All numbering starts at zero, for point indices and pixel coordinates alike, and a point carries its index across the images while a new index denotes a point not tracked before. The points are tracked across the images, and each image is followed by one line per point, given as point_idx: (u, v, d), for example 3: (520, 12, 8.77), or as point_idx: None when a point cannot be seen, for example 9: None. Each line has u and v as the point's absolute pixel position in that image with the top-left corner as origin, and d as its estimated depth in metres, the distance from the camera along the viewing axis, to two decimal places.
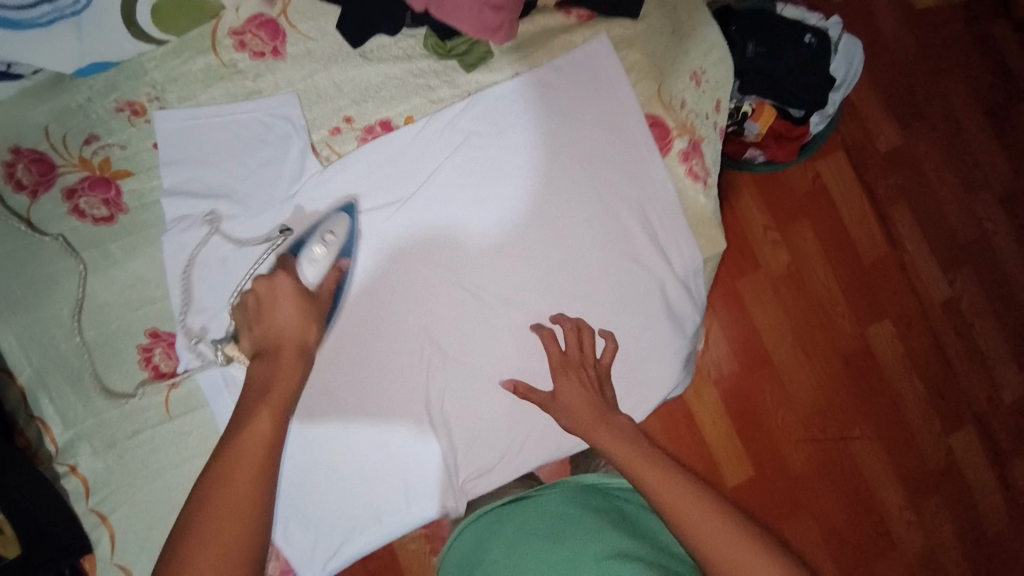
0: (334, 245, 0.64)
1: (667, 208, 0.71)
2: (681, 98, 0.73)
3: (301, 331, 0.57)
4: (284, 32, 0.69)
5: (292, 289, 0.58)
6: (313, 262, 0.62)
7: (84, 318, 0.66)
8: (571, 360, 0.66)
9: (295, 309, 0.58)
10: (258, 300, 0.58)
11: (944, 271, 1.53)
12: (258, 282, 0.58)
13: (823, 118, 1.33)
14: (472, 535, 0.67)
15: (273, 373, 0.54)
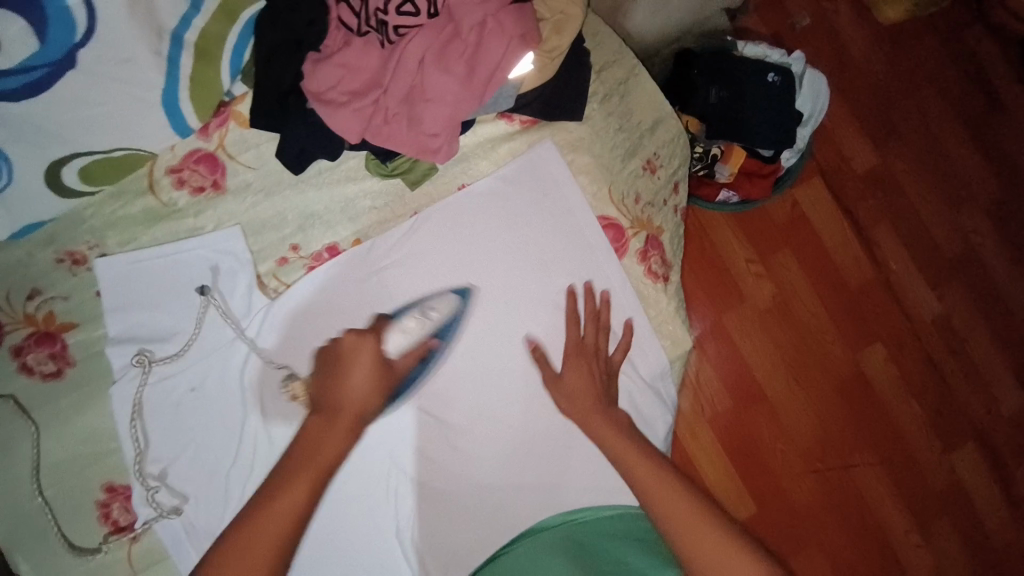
0: (428, 321, 0.67)
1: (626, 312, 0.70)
2: (635, 194, 0.72)
3: (367, 400, 0.59)
4: (223, 164, 0.67)
5: (372, 352, 0.60)
6: (404, 332, 0.65)
7: (44, 478, 0.64)
8: (587, 346, 0.68)
9: (367, 377, 0.59)
10: (340, 356, 0.60)
11: (932, 287, 1.48)
12: (348, 336, 0.61)
13: (793, 153, 1.32)
14: None
15: (328, 436, 0.57)
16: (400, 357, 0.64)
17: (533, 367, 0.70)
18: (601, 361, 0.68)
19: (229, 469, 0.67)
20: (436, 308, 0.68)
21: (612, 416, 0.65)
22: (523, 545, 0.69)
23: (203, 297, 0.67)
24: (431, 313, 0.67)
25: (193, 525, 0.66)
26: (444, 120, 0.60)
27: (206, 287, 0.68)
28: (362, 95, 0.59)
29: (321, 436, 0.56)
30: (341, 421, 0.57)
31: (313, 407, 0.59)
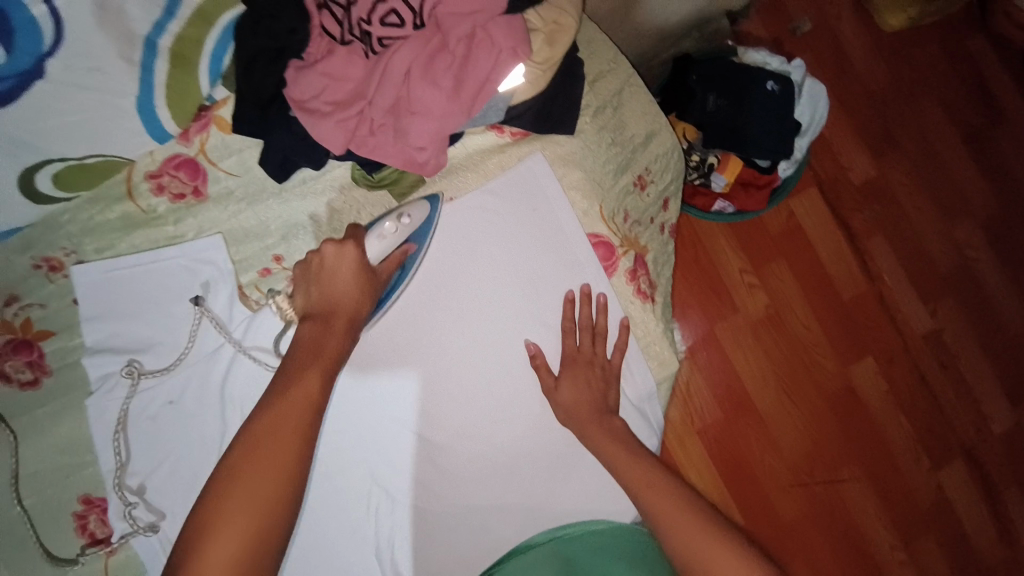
0: (407, 228, 0.63)
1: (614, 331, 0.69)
2: (625, 211, 0.71)
3: (358, 303, 0.59)
4: (205, 171, 0.65)
5: (354, 262, 0.59)
6: (382, 238, 0.61)
7: (23, 488, 0.62)
8: (583, 355, 0.68)
9: (353, 280, 0.59)
10: (321, 264, 0.59)
11: (926, 302, 1.48)
12: (325, 247, 0.59)
13: (791, 163, 1.30)
14: None
15: (325, 338, 0.57)
16: (381, 264, 0.62)
17: (517, 383, 0.70)
18: (598, 369, 0.68)
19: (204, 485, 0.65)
20: (410, 215, 0.63)
21: (606, 422, 0.66)
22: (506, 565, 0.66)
23: (197, 308, 0.65)
24: (405, 218, 0.62)
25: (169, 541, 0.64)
26: (431, 135, 0.59)
27: (199, 297, 0.65)
28: (346, 105, 0.58)
29: (320, 337, 0.57)
30: (336, 324, 0.58)
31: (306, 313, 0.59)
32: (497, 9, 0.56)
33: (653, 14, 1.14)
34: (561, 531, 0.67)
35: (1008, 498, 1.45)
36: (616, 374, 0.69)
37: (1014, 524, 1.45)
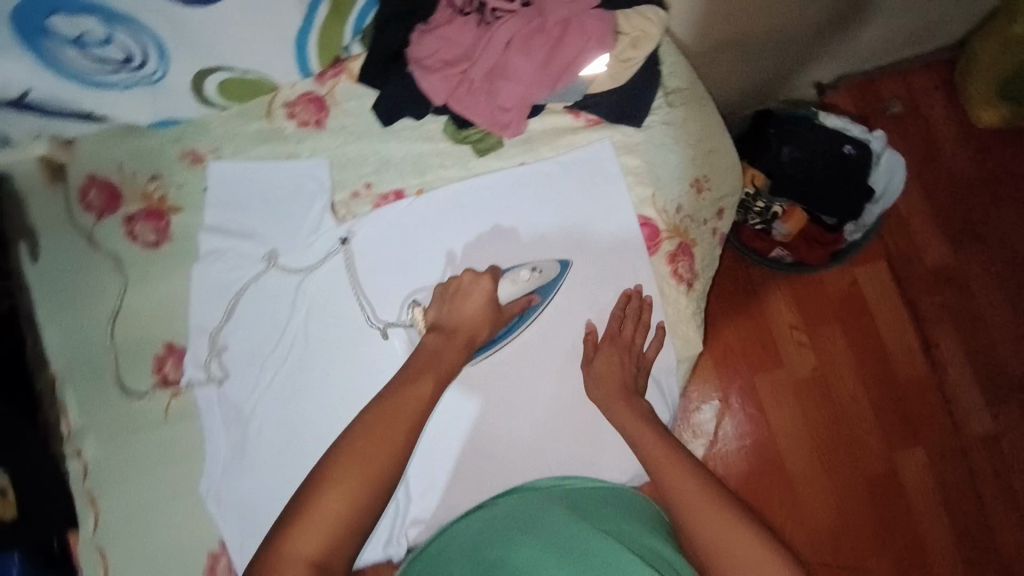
0: (535, 279, 0.73)
1: (645, 312, 0.74)
2: (677, 204, 0.77)
3: (475, 329, 0.68)
4: (329, 108, 0.79)
5: (486, 293, 0.69)
6: (512, 281, 0.73)
7: (117, 323, 0.77)
8: (621, 339, 0.73)
9: (480, 310, 0.69)
10: (456, 288, 0.69)
11: (988, 403, 1.39)
12: (466, 272, 0.70)
13: (859, 228, 1.33)
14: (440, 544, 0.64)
15: (442, 350, 0.66)
16: (506, 304, 0.72)
17: (545, 334, 0.76)
18: (632, 357, 0.72)
19: (268, 355, 0.76)
20: (541, 268, 0.74)
21: (634, 404, 0.69)
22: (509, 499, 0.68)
23: (342, 247, 0.77)
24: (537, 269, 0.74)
25: (226, 398, 0.75)
26: (518, 98, 0.71)
27: (345, 238, 0.78)
28: (452, 65, 0.69)
29: (439, 348, 0.66)
30: (455, 340, 0.67)
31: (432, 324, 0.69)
32: (590, 3, 0.67)
33: (755, 59, 1.19)
34: (564, 481, 0.71)
35: None
36: (648, 368, 0.73)
37: None
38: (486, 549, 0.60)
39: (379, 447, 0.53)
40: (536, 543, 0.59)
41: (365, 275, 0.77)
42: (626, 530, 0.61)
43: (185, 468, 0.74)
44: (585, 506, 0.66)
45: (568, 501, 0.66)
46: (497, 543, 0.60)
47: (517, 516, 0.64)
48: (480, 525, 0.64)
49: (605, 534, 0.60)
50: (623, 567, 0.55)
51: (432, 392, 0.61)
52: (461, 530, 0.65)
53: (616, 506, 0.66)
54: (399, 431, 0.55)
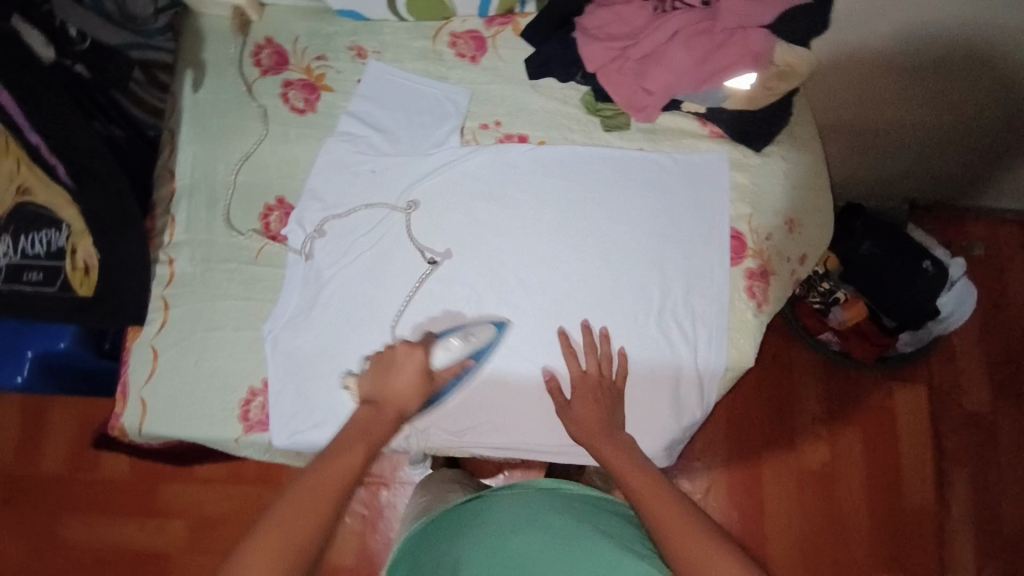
0: (470, 343, 0.76)
1: (601, 343, 0.77)
2: (768, 231, 0.81)
3: (408, 399, 0.70)
4: (488, 49, 0.87)
5: (419, 362, 0.72)
6: (447, 349, 0.75)
7: (244, 166, 0.85)
8: (591, 376, 0.76)
9: (410, 379, 0.71)
10: (391, 360, 0.72)
11: (982, 560, 1.34)
12: (399, 346, 0.73)
13: (914, 341, 1.34)
14: (444, 537, 0.70)
15: (374, 421, 0.67)
16: (442, 370, 0.75)
17: (610, 304, 0.80)
18: (605, 388, 0.75)
19: (355, 242, 0.82)
20: (474, 334, 0.77)
21: (615, 437, 0.71)
22: (507, 497, 0.72)
23: (430, 267, 0.81)
24: (470, 336, 0.77)
25: (313, 261, 0.81)
26: (662, 85, 0.77)
27: (435, 260, 0.82)
28: (616, 41, 0.77)
29: (370, 421, 0.67)
30: (386, 409, 0.69)
31: (367, 398, 0.70)
32: (760, 22, 0.73)
33: (868, 155, 1.19)
34: (561, 485, 0.75)
35: None
36: (620, 392, 0.76)
37: None
38: (484, 535, 0.66)
39: (287, 539, 0.53)
40: (525, 535, 0.64)
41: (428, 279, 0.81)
42: (614, 530, 0.66)
43: (256, 307, 0.80)
44: (582, 507, 0.71)
45: (560, 501, 0.71)
46: (493, 532, 0.66)
47: (511, 508, 0.69)
48: (481, 514, 0.70)
49: (596, 529, 0.65)
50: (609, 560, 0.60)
51: (364, 461, 0.62)
52: (463, 519, 0.71)
53: (608, 513, 0.71)
54: (322, 506, 0.56)
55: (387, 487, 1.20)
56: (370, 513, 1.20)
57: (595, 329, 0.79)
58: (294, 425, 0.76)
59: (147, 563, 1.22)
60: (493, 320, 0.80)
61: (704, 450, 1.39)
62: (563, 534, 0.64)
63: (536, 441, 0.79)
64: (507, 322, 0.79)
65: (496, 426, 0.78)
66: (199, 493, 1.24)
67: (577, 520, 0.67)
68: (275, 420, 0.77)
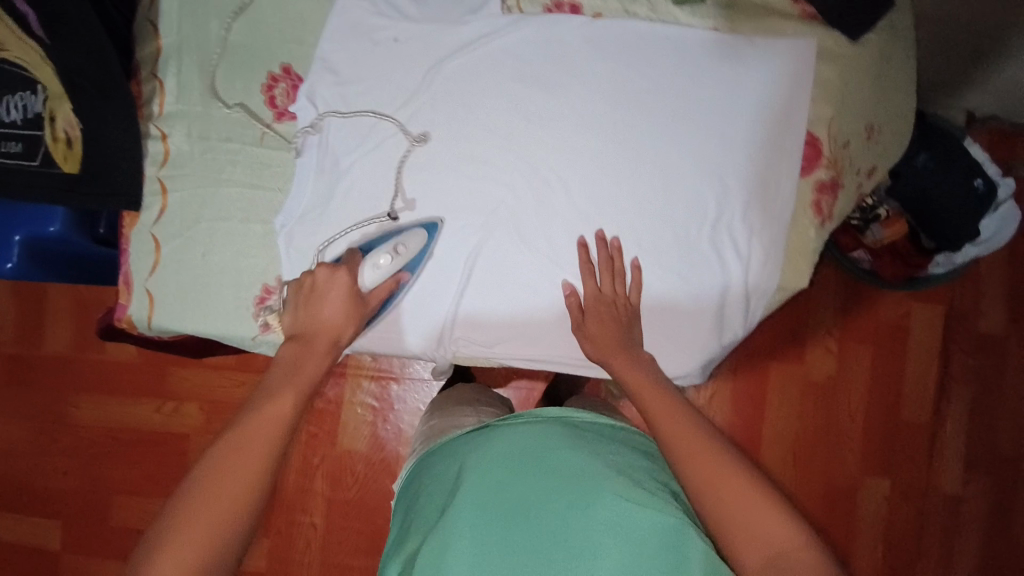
0: (400, 258, 0.68)
1: (615, 260, 0.70)
2: (847, 138, 0.71)
3: (341, 326, 0.63)
4: None
5: (344, 284, 0.64)
6: (374, 267, 0.66)
7: (239, 22, 0.71)
8: (604, 294, 0.69)
9: (340, 308, 0.63)
10: (313, 287, 0.63)
11: (966, 468, 1.40)
12: (319, 270, 0.64)
13: (947, 263, 1.26)
14: (448, 467, 0.67)
15: (304, 360, 0.59)
16: (372, 290, 0.67)
17: (659, 211, 0.71)
18: (616, 306, 0.68)
19: (374, 124, 0.71)
20: (403, 246, 0.68)
21: (631, 353, 0.65)
22: (514, 424, 0.67)
23: (388, 217, 0.70)
24: (399, 248, 0.68)
25: (326, 146, 0.71)
26: None
27: (397, 212, 0.71)
28: None
29: (300, 358, 0.59)
30: (315, 345, 0.61)
31: (290, 334, 0.62)
32: None
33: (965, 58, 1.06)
34: (568, 414, 0.71)
35: None
36: (636, 312, 0.69)
37: None
38: (481, 466, 0.62)
39: (217, 502, 0.48)
40: (523, 480, 0.60)
41: (455, 168, 0.71)
42: (625, 469, 0.61)
43: (265, 195, 0.71)
44: (590, 433, 0.67)
45: (566, 430, 0.67)
46: (499, 462, 0.62)
47: (510, 437, 0.65)
48: (486, 443, 0.65)
49: (605, 467, 0.61)
50: (618, 514, 0.55)
51: (294, 408, 0.55)
52: (466, 447, 0.68)
53: (621, 442, 0.68)
54: (252, 459, 0.50)
55: (395, 382, 1.18)
56: (381, 406, 1.18)
57: (611, 240, 0.71)
58: None
59: (162, 441, 1.24)
60: (527, 222, 0.71)
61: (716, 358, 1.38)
62: (568, 474, 0.60)
63: (569, 354, 0.73)
64: (439, 224, 0.71)
65: (526, 339, 0.73)
66: (206, 378, 1.23)
67: (591, 456, 0.62)
68: None
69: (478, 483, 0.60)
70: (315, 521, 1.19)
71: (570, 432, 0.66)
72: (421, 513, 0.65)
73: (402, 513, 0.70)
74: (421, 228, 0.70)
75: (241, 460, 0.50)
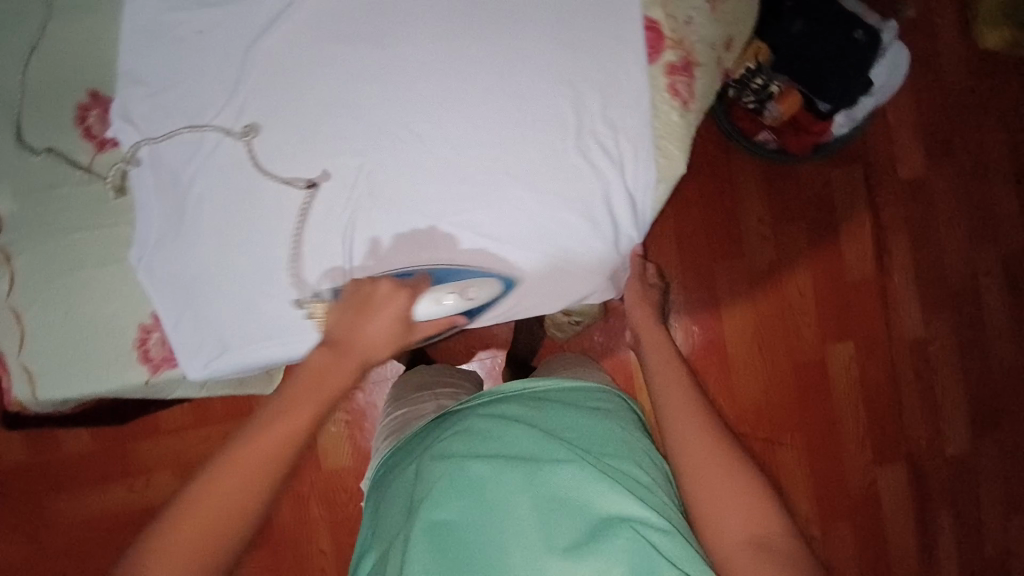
0: (463, 301, 0.68)
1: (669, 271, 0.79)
2: (687, 14, 0.70)
3: (378, 347, 0.64)
4: None
5: (398, 310, 0.65)
6: (436, 303, 0.67)
7: (34, 62, 0.67)
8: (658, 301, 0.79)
9: (387, 328, 0.64)
10: (367, 299, 0.64)
11: (924, 311, 1.45)
12: (381, 283, 0.65)
13: (848, 121, 1.28)
14: (406, 469, 0.66)
15: (328, 371, 0.60)
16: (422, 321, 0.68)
17: (520, 135, 0.68)
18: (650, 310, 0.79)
19: (200, 124, 0.66)
20: (475, 289, 0.69)
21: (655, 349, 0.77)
22: (475, 413, 0.68)
23: (308, 191, 0.67)
24: (469, 291, 0.68)
25: (159, 165, 0.66)
26: None
27: (312, 182, 0.67)
28: None
29: (325, 368, 0.60)
30: (348, 355, 0.62)
31: (323, 339, 0.64)
32: None
33: None
34: (530, 383, 0.73)
35: (941, 522, 1.44)
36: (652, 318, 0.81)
37: (935, 544, 1.44)
38: (449, 451, 0.62)
39: (217, 507, 0.51)
40: (491, 459, 0.61)
41: (295, 147, 0.67)
42: (595, 445, 0.65)
43: (118, 232, 0.68)
44: (549, 408, 0.69)
45: (534, 407, 0.69)
46: (460, 453, 0.62)
47: (480, 422, 0.66)
48: (446, 437, 0.65)
49: (568, 446, 0.63)
50: (584, 492, 0.58)
51: (311, 425, 0.57)
52: (431, 436, 0.68)
53: (578, 407, 0.70)
54: (259, 468, 0.53)
55: (363, 391, 1.18)
56: (355, 417, 1.18)
57: (504, 181, 0.69)
58: (204, 355, 0.67)
59: (138, 519, 1.19)
60: (390, 183, 0.68)
61: (661, 260, 1.38)
62: (535, 457, 0.61)
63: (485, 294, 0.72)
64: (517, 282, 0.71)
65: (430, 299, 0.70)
66: (165, 442, 1.19)
67: (553, 436, 0.64)
68: (183, 353, 0.67)
69: (447, 470, 0.60)
70: (324, 548, 1.17)
71: (530, 413, 0.68)
72: (389, 512, 0.64)
73: (371, 512, 0.69)
74: (500, 279, 0.70)
75: (233, 482, 0.52)
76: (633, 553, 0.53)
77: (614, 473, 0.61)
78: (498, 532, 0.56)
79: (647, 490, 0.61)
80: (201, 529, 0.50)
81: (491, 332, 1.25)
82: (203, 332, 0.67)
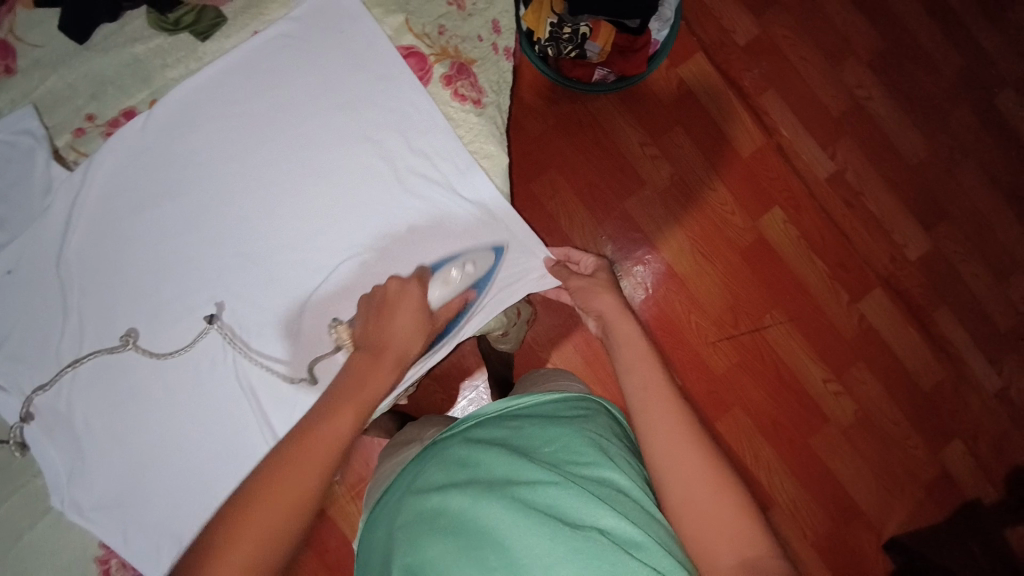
0: (467, 274, 0.70)
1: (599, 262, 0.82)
2: (437, 25, 0.71)
3: (407, 342, 0.64)
4: (12, 49, 0.65)
5: (415, 301, 0.65)
6: (444, 283, 0.69)
7: None
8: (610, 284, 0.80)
9: (410, 321, 0.65)
10: (381, 298, 0.65)
11: (823, 146, 1.45)
12: (391, 282, 0.66)
13: (663, 24, 1.31)
14: (381, 528, 0.64)
15: (370, 372, 0.62)
16: (439, 308, 0.69)
17: (350, 204, 0.70)
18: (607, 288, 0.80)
19: (58, 351, 0.67)
20: (473, 263, 0.70)
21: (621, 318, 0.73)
22: (447, 449, 0.65)
23: (211, 326, 0.67)
24: (469, 265, 0.70)
25: (42, 413, 0.66)
26: None
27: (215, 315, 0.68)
28: None
29: (366, 370, 0.62)
30: (386, 357, 0.63)
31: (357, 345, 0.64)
32: None
33: None
34: (512, 402, 0.73)
35: (942, 321, 1.45)
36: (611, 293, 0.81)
37: (947, 342, 1.45)
38: (429, 489, 0.60)
39: (273, 510, 0.52)
40: (469, 487, 0.59)
41: (156, 324, 0.67)
42: (571, 454, 0.63)
43: (34, 487, 0.67)
44: (522, 424, 0.68)
45: (512, 429, 0.67)
46: (435, 491, 0.60)
47: (458, 451, 0.64)
48: (419, 480, 0.63)
49: (543, 461, 0.61)
50: (564, 506, 0.56)
51: (350, 429, 0.58)
52: (412, 473, 0.66)
53: (549, 418, 0.69)
54: (305, 475, 0.54)
55: None
56: None
57: (354, 250, 0.70)
58: (164, 557, 0.66)
59: None
60: (248, 308, 0.69)
61: (578, 228, 1.37)
62: (511, 479, 0.59)
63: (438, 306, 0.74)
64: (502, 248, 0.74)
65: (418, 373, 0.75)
66: None
67: (529, 455, 0.62)
68: (144, 567, 0.66)
69: (423, 511, 0.58)
70: None
71: (503, 438, 0.66)
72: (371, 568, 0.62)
73: (360, 555, 0.68)
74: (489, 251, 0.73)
75: (291, 480, 0.54)
76: (609, 562, 0.51)
77: (594, 484, 0.59)
78: (476, 555, 0.53)
79: (623, 498, 0.59)
80: (262, 534, 0.52)
81: (463, 366, 1.21)
82: (157, 534, 0.66)
